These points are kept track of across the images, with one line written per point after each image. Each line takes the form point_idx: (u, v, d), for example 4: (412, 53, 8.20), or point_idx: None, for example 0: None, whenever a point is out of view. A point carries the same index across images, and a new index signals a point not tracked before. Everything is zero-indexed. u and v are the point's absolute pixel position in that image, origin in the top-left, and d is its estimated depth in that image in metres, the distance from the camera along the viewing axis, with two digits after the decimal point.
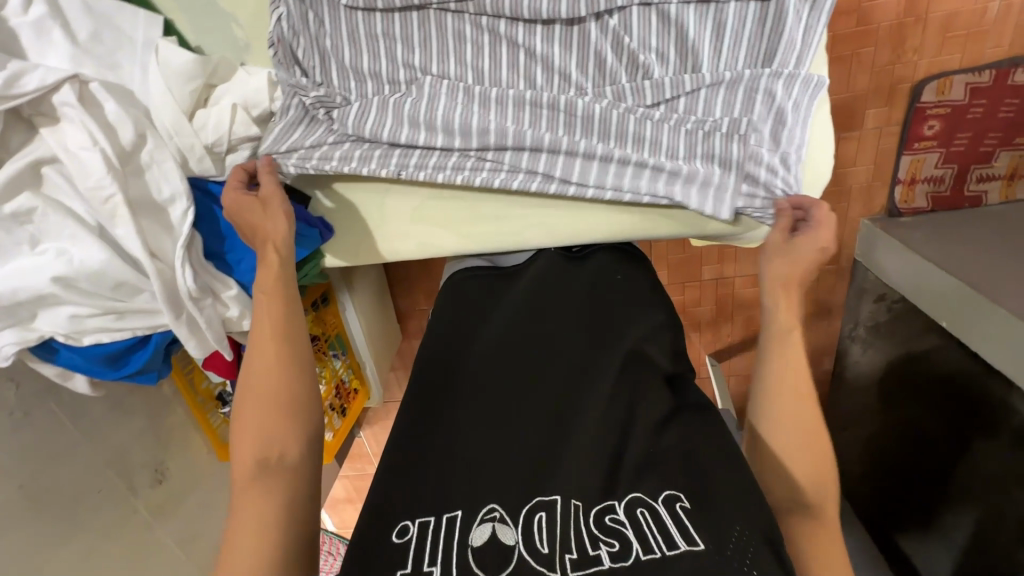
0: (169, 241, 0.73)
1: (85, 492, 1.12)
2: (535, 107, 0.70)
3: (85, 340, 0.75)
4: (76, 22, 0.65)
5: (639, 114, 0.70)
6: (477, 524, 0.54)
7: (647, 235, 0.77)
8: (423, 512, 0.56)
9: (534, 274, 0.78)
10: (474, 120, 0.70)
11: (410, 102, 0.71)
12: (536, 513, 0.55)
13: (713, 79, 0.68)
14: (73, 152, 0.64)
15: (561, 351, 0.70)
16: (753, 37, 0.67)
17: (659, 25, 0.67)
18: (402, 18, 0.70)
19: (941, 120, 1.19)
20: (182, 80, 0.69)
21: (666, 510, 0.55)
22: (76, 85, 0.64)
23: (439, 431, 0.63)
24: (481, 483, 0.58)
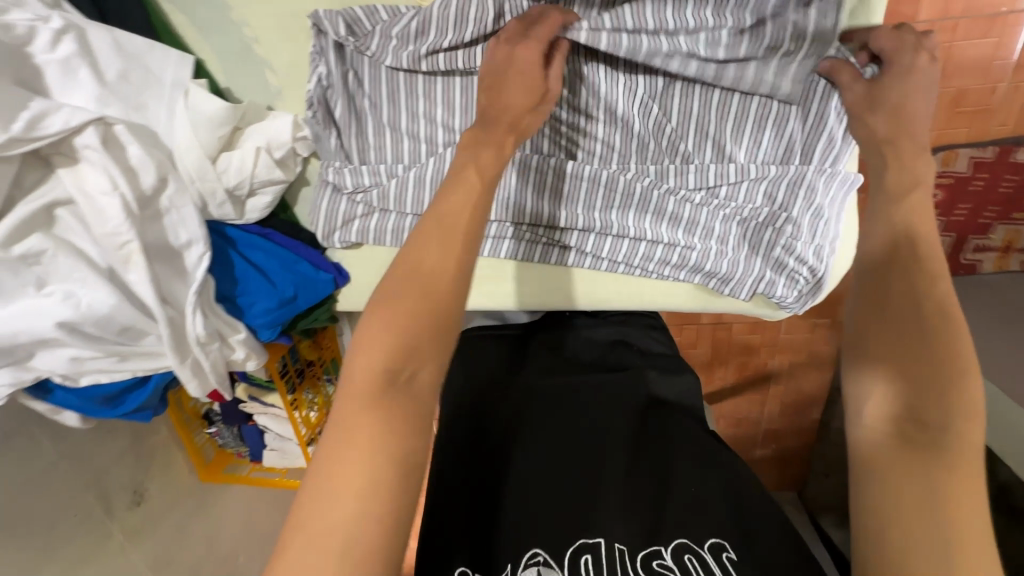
0: (181, 286, 0.70)
1: (63, 517, 1.07)
2: (575, 179, 0.71)
3: (82, 380, 0.71)
4: (105, 61, 0.62)
5: (679, 196, 0.71)
6: (522, 568, 0.55)
7: (669, 305, 0.78)
8: (480, 564, 0.56)
9: (564, 329, 0.82)
10: (514, 189, 0.71)
11: (448, 175, 0.71)
12: (581, 556, 0.55)
13: (759, 171, 0.68)
14: (92, 195, 0.62)
15: (587, 403, 0.69)
16: (800, 130, 0.67)
17: (703, 113, 0.67)
18: (443, 82, 0.67)
19: (942, 190, 1.08)
20: (210, 127, 0.66)
21: (711, 558, 0.53)
22: (100, 127, 0.61)
23: (471, 484, 0.62)
24: (524, 525, 0.58)
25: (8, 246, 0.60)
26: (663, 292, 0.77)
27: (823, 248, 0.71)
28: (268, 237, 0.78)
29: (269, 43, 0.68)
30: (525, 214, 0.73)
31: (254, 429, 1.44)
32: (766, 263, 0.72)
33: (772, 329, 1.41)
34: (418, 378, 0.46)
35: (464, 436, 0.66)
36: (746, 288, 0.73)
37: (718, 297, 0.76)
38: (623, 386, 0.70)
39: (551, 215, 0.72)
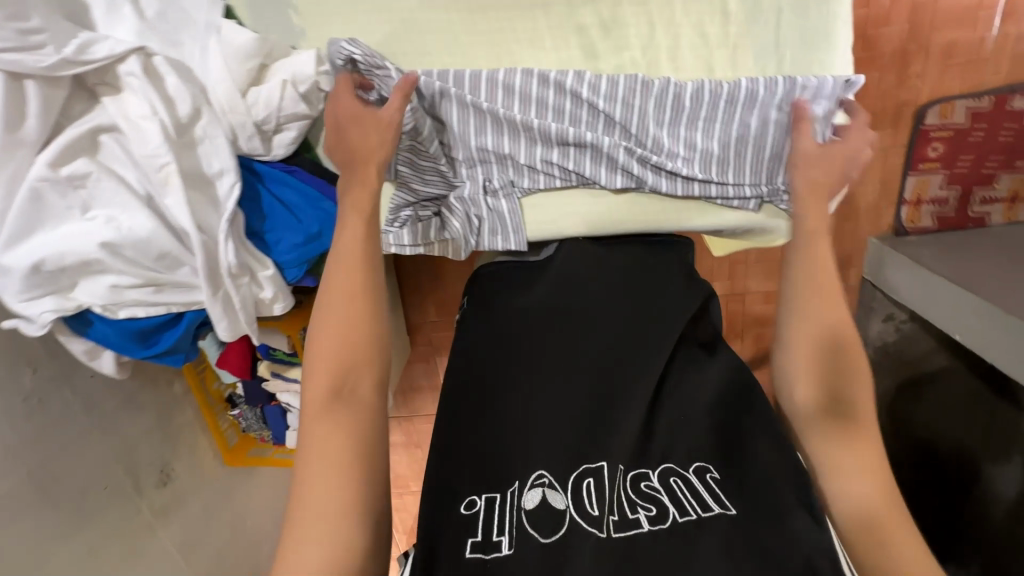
0: (214, 216, 0.74)
1: (89, 487, 1.08)
2: (578, 98, 0.74)
3: (120, 314, 0.75)
4: (146, 1, 0.68)
5: (681, 109, 0.74)
6: (528, 489, 0.58)
7: (683, 222, 0.80)
8: (485, 488, 0.59)
9: (575, 255, 0.77)
10: (523, 108, 0.75)
11: (463, 101, 0.74)
12: (584, 479, 0.59)
13: (767, 90, 0.71)
14: (133, 120, 0.66)
15: (599, 336, 0.69)
16: (795, 26, 0.70)
17: (701, 14, 0.71)
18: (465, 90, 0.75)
19: (945, 142, 1.23)
20: (239, 58, 0.71)
21: (696, 478, 0.59)
22: (141, 57, 0.66)
23: (486, 399, 0.65)
24: (530, 450, 0.61)
25: (57, 166, 0.65)
26: (676, 209, 0.79)
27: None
28: (293, 174, 0.81)
29: None
30: (539, 138, 0.75)
31: (276, 411, 1.38)
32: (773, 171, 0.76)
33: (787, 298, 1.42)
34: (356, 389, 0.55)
35: (468, 375, 0.67)
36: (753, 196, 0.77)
37: (725, 211, 0.80)
38: (635, 316, 0.71)
39: (562, 132, 0.74)
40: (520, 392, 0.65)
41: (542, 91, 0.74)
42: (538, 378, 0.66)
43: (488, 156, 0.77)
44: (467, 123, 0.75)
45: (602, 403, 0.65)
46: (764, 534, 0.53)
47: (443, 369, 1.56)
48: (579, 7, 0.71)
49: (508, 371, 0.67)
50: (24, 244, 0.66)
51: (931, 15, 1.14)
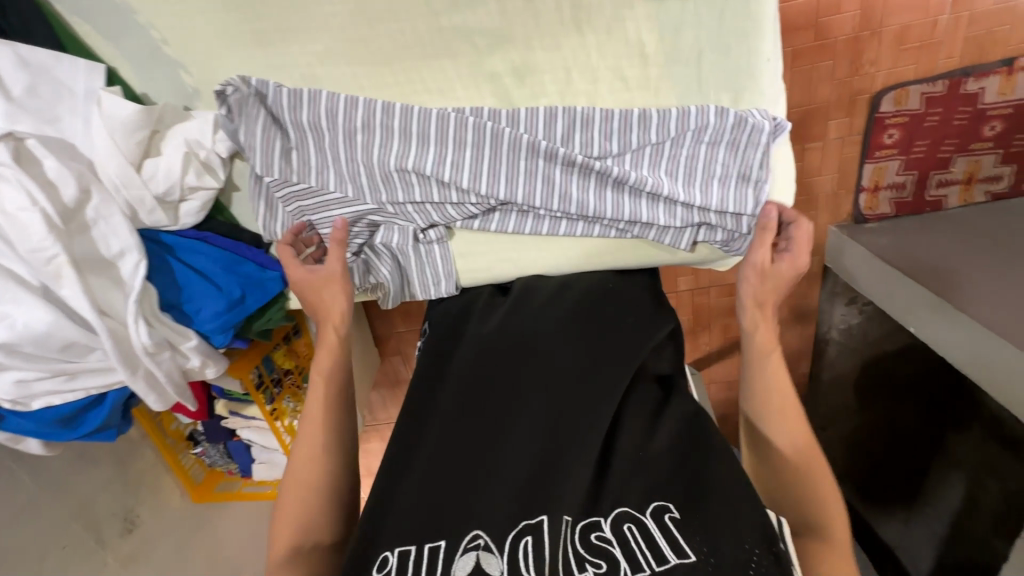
0: (120, 297, 0.70)
1: (52, 549, 1.07)
2: (497, 140, 0.69)
3: (35, 404, 0.71)
4: (10, 77, 0.62)
5: (608, 144, 0.69)
6: (460, 553, 0.56)
7: (624, 261, 0.78)
8: (401, 542, 0.57)
9: (524, 296, 0.77)
10: (438, 155, 0.69)
11: (376, 152, 0.70)
12: (524, 537, 0.56)
13: (698, 122, 0.67)
14: (10, 212, 0.61)
15: (549, 384, 0.67)
16: (719, 57, 0.65)
17: (618, 51, 0.66)
18: (376, 139, 0.70)
19: (901, 129, 1.19)
20: (126, 131, 0.66)
21: (652, 523, 0.58)
22: (11, 143, 0.61)
23: (426, 452, 0.64)
24: (476, 505, 0.59)
25: None
26: (615, 248, 0.77)
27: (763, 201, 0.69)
28: (207, 240, 0.77)
29: (178, 41, 0.67)
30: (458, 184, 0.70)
31: (241, 446, 1.38)
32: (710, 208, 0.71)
33: None
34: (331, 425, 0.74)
35: (414, 431, 0.68)
36: (685, 234, 0.73)
37: (658, 249, 0.77)
38: (589, 359, 0.69)
39: (481, 178, 0.70)
40: (460, 449, 0.64)
41: (461, 140, 0.69)
42: (484, 433, 0.65)
43: (408, 206, 0.73)
44: (379, 175, 0.71)
45: (550, 454, 0.62)
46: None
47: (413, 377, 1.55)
48: (487, 55, 0.67)
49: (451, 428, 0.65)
50: None
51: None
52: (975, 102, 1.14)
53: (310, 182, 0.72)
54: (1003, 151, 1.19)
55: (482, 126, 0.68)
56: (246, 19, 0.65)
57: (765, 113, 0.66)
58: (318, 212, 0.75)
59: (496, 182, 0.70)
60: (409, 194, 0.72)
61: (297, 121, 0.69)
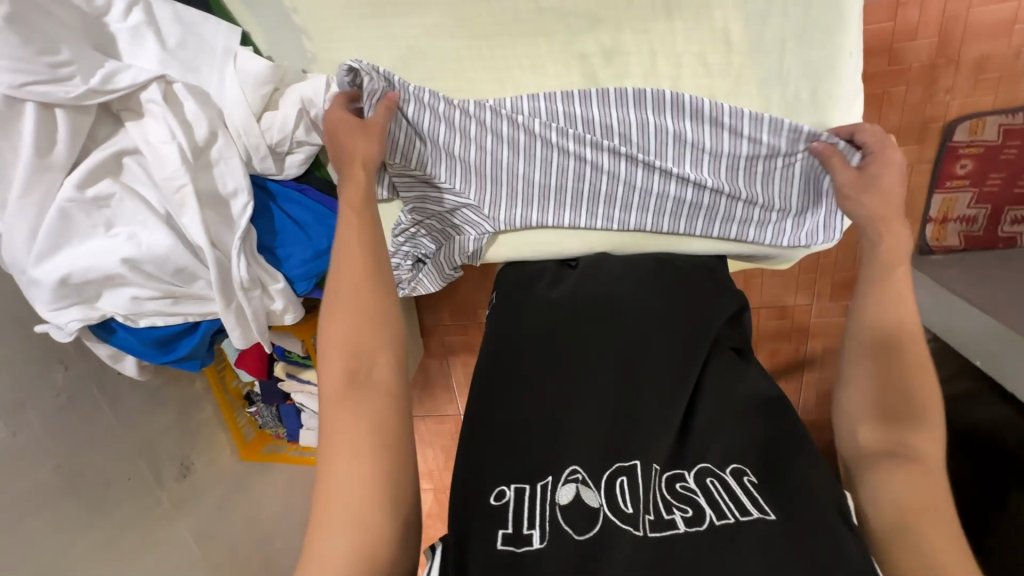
0: (227, 232, 0.77)
1: (115, 476, 1.15)
2: (577, 127, 0.75)
3: (141, 323, 0.80)
4: (167, 31, 0.72)
5: (681, 135, 0.73)
6: (561, 484, 0.58)
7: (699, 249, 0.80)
8: (515, 478, 0.60)
9: (605, 264, 0.79)
10: (521, 133, 0.76)
11: (468, 127, 0.76)
12: (618, 477, 0.58)
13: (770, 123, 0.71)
14: (154, 144, 0.70)
15: (620, 350, 0.69)
16: (799, 50, 0.69)
17: (703, 38, 0.70)
18: (468, 114, 0.76)
19: (974, 160, 1.16)
20: (254, 85, 0.75)
21: (734, 482, 0.58)
22: (162, 84, 0.70)
23: (504, 405, 0.67)
24: (563, 451, 0.62)
25: (84, 188, 0.69)
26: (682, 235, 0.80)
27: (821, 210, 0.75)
28: (305, 193, 0.85)
29: (307, 10, 0.76)
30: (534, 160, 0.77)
31: (291, 410, 1.43)
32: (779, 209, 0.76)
33: (802, 312, 1.35)
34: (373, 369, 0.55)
35: (493, 379, 0.69)
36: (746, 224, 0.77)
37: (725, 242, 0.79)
38: (660, 329, 0.71)
39: (558, 159, 0.76)
40: (532, 402, 0.67)
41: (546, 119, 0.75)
42: (555, 392, 0.67)
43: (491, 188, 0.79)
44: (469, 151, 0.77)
45: (616, 414, 0.64)
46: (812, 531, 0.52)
47: (456, 373, 1.57)
48: (581, 35, 0.72)
49: (523, 381, 0.68)
50: (53, 258, 0.70)
51: (963, 26, 1.07)
52: None
53: (410, 158, 0.77)
54: None
55: (562, 112, 0.75)
56: None
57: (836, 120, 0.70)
58: (414, 189, 0.80)
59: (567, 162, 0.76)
60: (491, 173, 0.78)
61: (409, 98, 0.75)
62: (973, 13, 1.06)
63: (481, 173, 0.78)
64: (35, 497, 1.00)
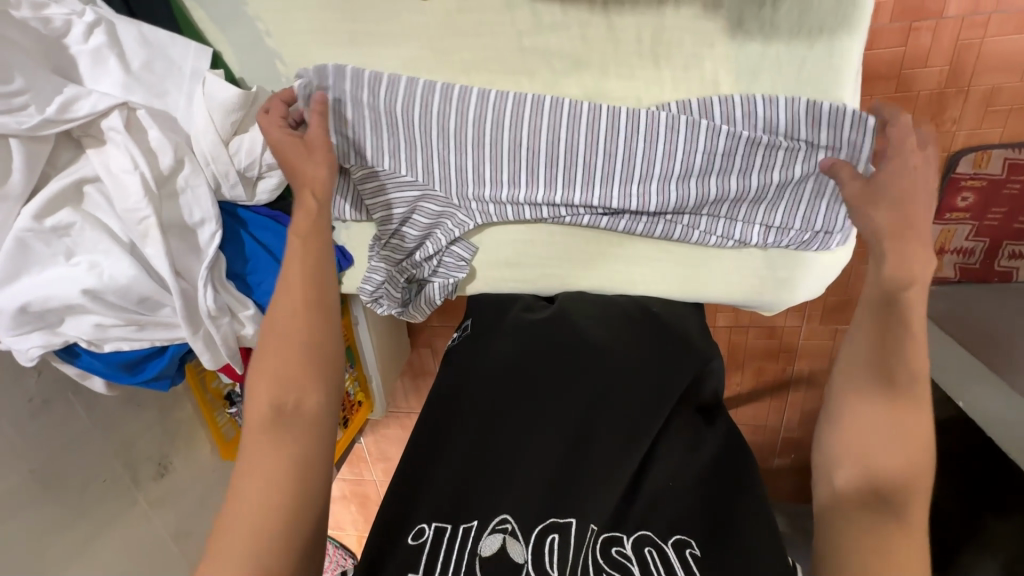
0: (195, 261, 0.76)
1: (91, 476, 1.16)
2: (557, 147, 0.71)
3: (106, 348, 0.78)
4: (130, 52, 0.69)
5: (671, 158, 0.69)
6: (488, 533, 0.57)
7: (679, 287, 0.80)
8: (439, 517, 0.59)
9: (574, 308, 0.78)
10: (501, 151, 0.72)
11: (443, 142, 0.73)
12: (549, 534, 0.57)
13: (767, 124, 0.66)
14: (115, 173, 0.68)
15: (584, 395, 0.69)
16: (797, 88, 0.65)
17: (695, 78, 0.67)
18: (445, 129, 0.72)
19: (976, 193, 1.09)
20: (223, 111, 0.72)
21: (674, 551, 0.57)
22: (124, 112, 0.67)
23: (459, 436, 0.67)
24: (507, 495, 0.60)
25: (41, 218, 0.66)
26: (670, 262, 0.79)
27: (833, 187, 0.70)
28: (277, 219, 0.83)
29: (280, 33, 0.72)
30: (517, 179, 0.74)
31: None
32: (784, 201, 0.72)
33: (790, 333, 1.31)
34: (303, 407, 0.55)
35: (449, 414, 0.69)
36: (739, 241, 0.75)
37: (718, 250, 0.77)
38: (625, 376, 0.70)
39: (543, 179, 0.73)
40: (502, 432, 0.66)
41: (527, 137, 0.71)
42: (516, 428, 0.67)
43: (473, 200, 0.76)
44: (446, 164, 0.74)
45: (584, 444, 0.65)
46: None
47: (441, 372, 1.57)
48: (563, 77, 0.69)
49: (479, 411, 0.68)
50: (11, 287, 0.69)
51: (975, 55, 1.00)
52: None
53: (382, 164, 0.76)
54: None
55: (543, 131, 0.70)
56: (342, 19, 0.70)
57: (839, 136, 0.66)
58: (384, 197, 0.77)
59: (552, 184, 0.73)
60: (472, 186, 0.75)
61: (382, 105, 0.72)
62: (987, 42, 0.99)
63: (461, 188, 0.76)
64: (9, 503, 1.02)
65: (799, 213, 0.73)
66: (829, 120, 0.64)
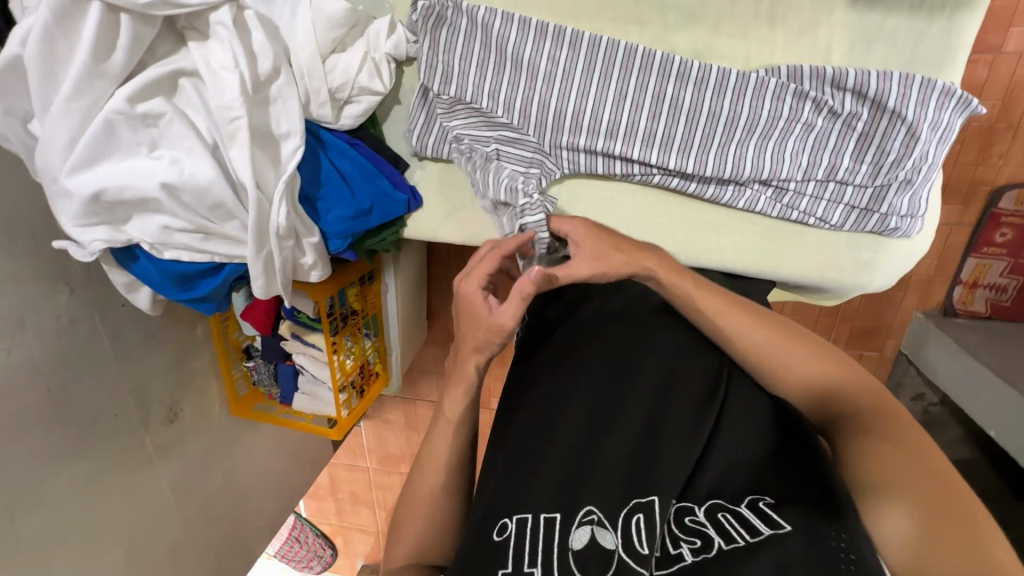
0: (272, 174, 0.73)
1: (102, 415, 1.05)
2: (661, 101, 0.71)
3: (165, 255, 0.75)
4: None
5: (775, 123, 0.69)
6: (575, 526, 0.55)
7: (771, 271, 0.75)
8: (518, 509, 0.58)
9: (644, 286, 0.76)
10: (604, 99, 0.72)
11: (547, 84, 0.73)
12: (634, 514, 0.55)
13: (878, 98, 0.65)
14: (214, 68, 0.67)
15: (653, 366, 0.67)
16: (908, 60, 0.65)
17: (807, 44, 0.67)
18: (550, 71, 0.72)
19: (1014, 230, 1.12)
20: (329, 27, 0.71)
21: (748, 511, 0.54)
22: (233, 9, 0.67)
23: (532, 400, 0.67)
24: (586, 488, 0.58)
25: (133, 102, 0.65)
26: (762, 240, 0.75)
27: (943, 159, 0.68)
28: (356, 147, 0.81)
29: None
30: (616, 131, 0.73)
31: (290, 371, 1.34)
32: (889, 179, 0.68)
33: None
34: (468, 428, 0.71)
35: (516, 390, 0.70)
36: (839, 222, 0.72)
37: (805, 230, 0.74)
38: (686, 346, 0.69)
39: (642, 133, 0.72)
40: (579, 398, 0.65)
41: (631, 87, 0.71)
42: (583, 392, 0.66)
43: (566, 148, 0.75)
44: (546, 107, 0.74)
45: (663, 428, 0.62)
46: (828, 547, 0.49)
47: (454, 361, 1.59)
48: (675, 30, 0.69)
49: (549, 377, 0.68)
50: (87, 171, 0.66)
51: None
52: None
53: (481, 103, 0.76)
54: None
55: (648, 82, 0.70)
56: None
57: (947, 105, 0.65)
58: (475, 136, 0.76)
59: (650, 139, 0.72)
60: (568, 134, 0.74)
61: (493, 39, 0.72)
62: None
63: (556, 134, 0.75)
64: (19, 423, 0.91)
65: (906, 196, 0.69)
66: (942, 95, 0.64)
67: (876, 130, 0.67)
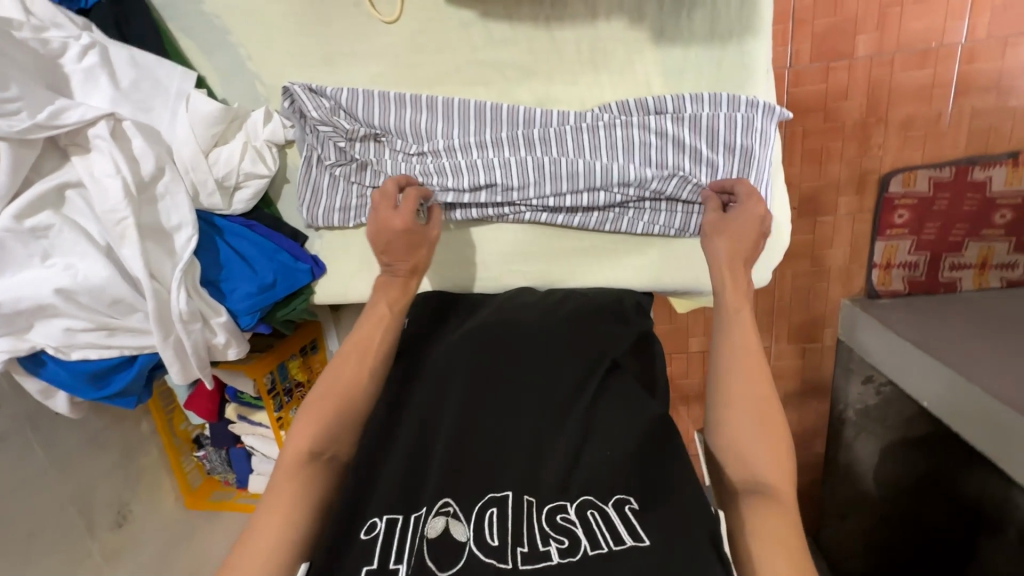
0: (168, 264, 0.78)
1: (39, 530, 1.02)
2: (514, 143, 0.78)
3: (72, 355, 0.78)
4: (122, 72, 0.75)
5: (615, 149, 0.76)
6: (431, 516, 0.56)
7: (649, 282, 0.82)
8: (391, 509, 0.57)
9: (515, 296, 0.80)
10: (464, 151, 0.79)
11: (412, 144, 0.80)
12: (488, 509, 0.57)
13: (693, 117, 0.75)
14: (98, 177, 0.72)
15: (527, 370, 0.69)
16: (713, 83, 0.75)
17: (628, 82, 0.76)
18: (414, 135, 0.80)
19: (910, 210, 1.18)
20: (205, 125, 0.78)
21: (614, 511, 0.56)
22: (110, 121, 0.73)
23: (409, 408, 0.67)
24: (458, 482, 0.59)
25: (21, 219, 0.70)
26: (632, 260, 0.82)
27: (769, 160, 0.76)
28: (254, 228, 0.86)
29: (261, 59, 0.81)
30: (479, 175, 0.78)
31: (242, 454, 1.33)
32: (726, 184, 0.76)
33: None
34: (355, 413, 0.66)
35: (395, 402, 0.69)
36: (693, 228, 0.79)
37: (669, 241, 0.81)
38: (558, 348, 0.72)
39: (502, 172, 0.77)
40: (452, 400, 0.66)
41: (485, 137, 0.79)
42: (453, 392, 0.67)
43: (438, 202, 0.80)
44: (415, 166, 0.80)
45: (552, 432, 0.64)
46: (685, 554, 0.51)
47: None
48: (517, 85, 0.78)
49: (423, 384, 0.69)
50: None
51: (889, 87, 1.09)
52: (983, 190, 1.14)
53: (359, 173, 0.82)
54: (1016, 239, 1.17)
55: (500, 133, 0.78)
56: (318, 46, 0.79)
57: (756, 116, 0.74)
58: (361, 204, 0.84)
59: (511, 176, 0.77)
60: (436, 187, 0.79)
61: (357, 114, 0.80)
62: (896, 77, 1.08)
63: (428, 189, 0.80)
64: None
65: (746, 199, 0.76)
66: (746, 108, 0.73)
67: (701, 144, 0.75)
